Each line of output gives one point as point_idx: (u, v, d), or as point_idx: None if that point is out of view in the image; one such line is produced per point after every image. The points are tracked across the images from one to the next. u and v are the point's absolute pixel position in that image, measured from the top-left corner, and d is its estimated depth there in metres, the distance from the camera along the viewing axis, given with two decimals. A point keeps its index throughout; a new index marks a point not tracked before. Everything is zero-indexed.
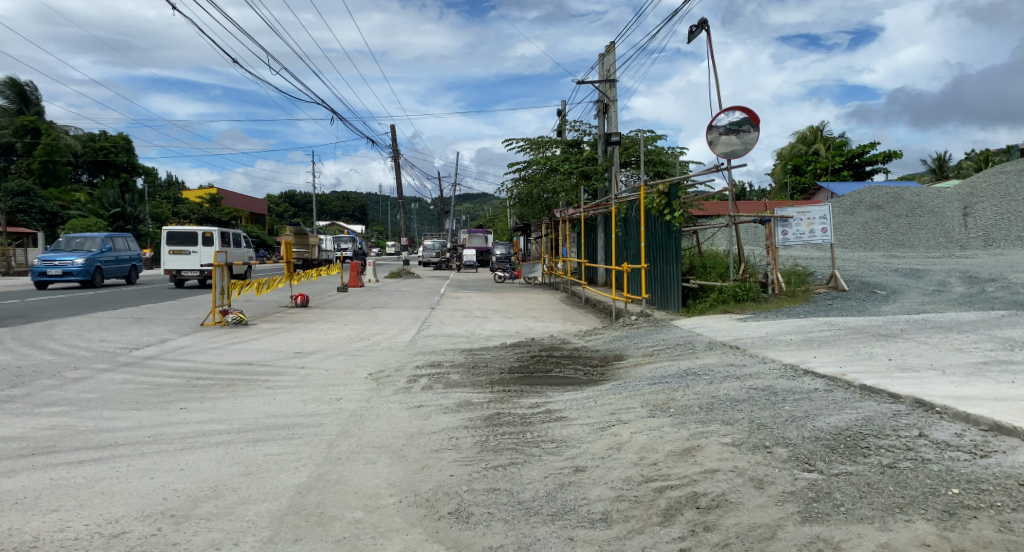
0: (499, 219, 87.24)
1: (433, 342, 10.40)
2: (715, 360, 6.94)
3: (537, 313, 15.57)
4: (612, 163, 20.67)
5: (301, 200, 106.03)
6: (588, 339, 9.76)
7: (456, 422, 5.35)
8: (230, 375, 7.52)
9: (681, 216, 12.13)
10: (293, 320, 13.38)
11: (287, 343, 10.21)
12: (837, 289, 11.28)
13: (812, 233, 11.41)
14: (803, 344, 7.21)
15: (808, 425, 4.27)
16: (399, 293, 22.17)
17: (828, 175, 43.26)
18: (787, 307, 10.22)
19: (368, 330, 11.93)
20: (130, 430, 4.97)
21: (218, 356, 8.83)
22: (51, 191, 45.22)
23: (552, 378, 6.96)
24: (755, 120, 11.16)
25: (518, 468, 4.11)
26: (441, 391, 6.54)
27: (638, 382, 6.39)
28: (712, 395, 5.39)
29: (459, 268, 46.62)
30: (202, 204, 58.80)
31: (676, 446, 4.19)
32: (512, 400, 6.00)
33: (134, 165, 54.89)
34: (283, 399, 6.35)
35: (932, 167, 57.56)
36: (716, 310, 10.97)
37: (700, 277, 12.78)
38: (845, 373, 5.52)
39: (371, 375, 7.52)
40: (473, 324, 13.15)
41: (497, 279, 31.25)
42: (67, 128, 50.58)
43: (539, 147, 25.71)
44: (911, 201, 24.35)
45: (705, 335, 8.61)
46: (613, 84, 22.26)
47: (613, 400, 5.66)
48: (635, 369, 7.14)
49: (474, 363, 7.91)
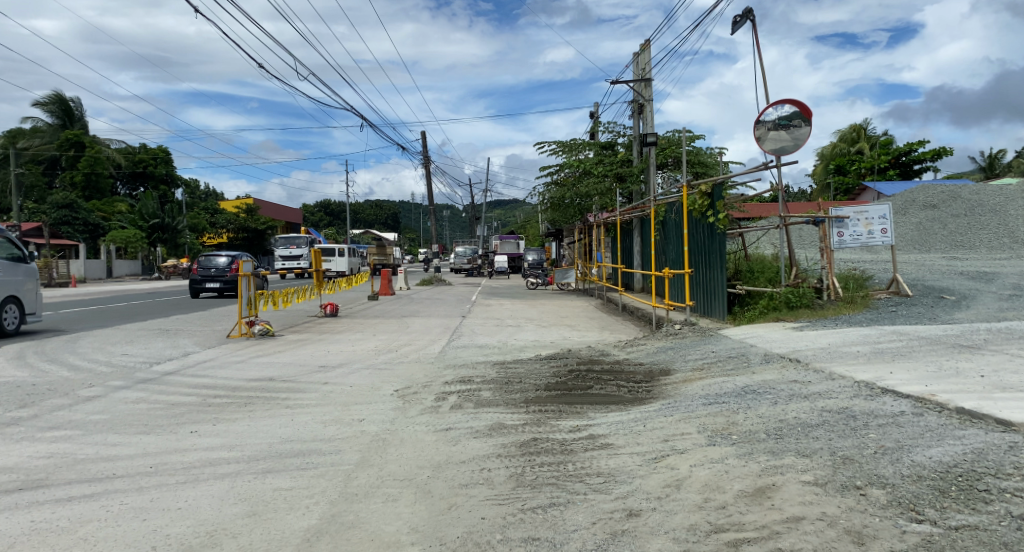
0: (531, 225, 86.52)
1: (463, 354, 9.88)
2: (775, 376, 6.23)
3: (572, 321, 14.92)
4: (648, 165, 19.95)
5: (334, 209, 107.41)
6: (630, 350, 9.09)
7: (487, 449, 4.80)
8: (248, 392, 7.21)
9: (725, 217, 11.45)
10: (320, 331, 13.09)
11: (311, 356, 9.86)
12: (900, 294, 10.32)
13: (871, 235, 10.49)
14: (874, 357, 6.41)
15: (907, 459, 3.51)
16: (430, 301, 21.77)
17: (873, 174, 41.45)
18: (846, 314, 9.37)
19: (397, 342, 11.49)
20: (131, 460, 4.71)
21: (238, 371, 8.54)
22: (94, 203, 46.70)
23: (593, 396, 6.34)
24: (807, 115, 10.38)
25: (559, 511, 3.53)
26: (472, 411, 6.00)
27: (691, 401, 5.73)
28: (780, 419, 4.68)
29: (492, 275, 46.22)
30: (239, 215, 59.94)
31: (746, 486, 3.53)
32: (550, 422, 5.43)
33: (173, 177, 56.26)
34: (301, 419, 5.95)
35: (983, 165, 54.72)
36: (767, 318, 10.19)
37: (748, 282, 11.99)
38: (934, 394, 4.74)
39: (397, 392, 7.05)
40: (506, 333, 12.61)
41: (530, 286, 30.64)
42: (109, 142, 52.18)
43: (572, 150, 25.13)
44: (970, 200, 23.02)
45: (758, 346, 7.85)
46: (649, 83, 21.53)
47: (664, 424, 5.01)
48: (686, 386, 6.46)
49: (507, 379, 7.34)
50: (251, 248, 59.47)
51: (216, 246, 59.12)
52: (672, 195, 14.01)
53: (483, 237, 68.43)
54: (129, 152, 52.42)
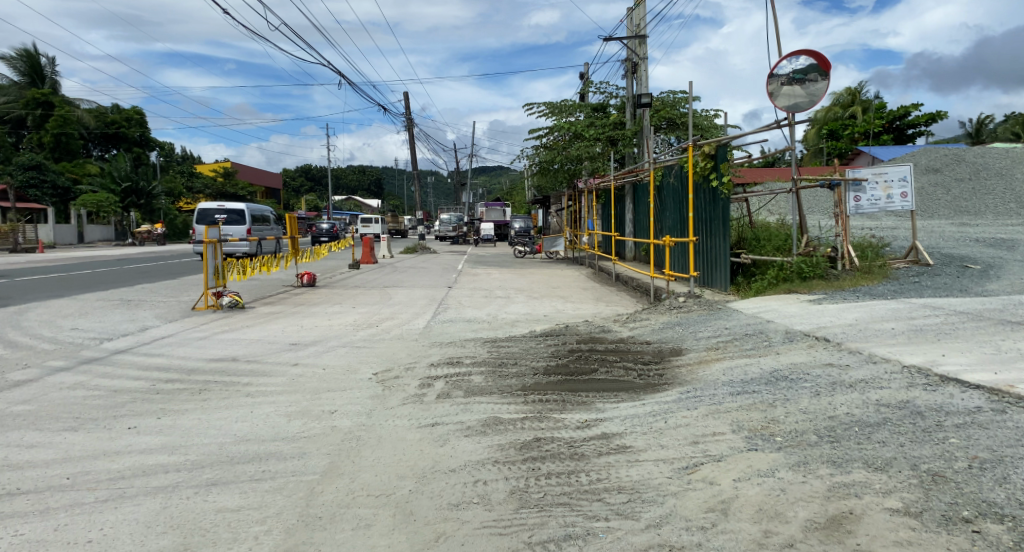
0: (516, 191, 85.08)
1: (450, 330, 9.05)
2: (803, 358, 5.51)
3: (564, 292, 14.12)
4: (642, 127, 19.00)
5: (316, 173, 104.83)
6: (633, 326, 8.32)
7: (480, 453, 4.02)
8: (206, 377, 6.32)
9: (730, 181, 10.67)
10: (295, 303, 12.19)
11: (282, 331, 8.96)
12: (919, 264, 9.60)
13: (889, 200, 9.70)
14: (916, 336, 5.68)
15: (1019, 480, 2.75)
16: (414, 269, 20.82)
17: (866, 139, 40.84)
18: (864, 286, 8.64)
19: (378, 315, 10.62)
20: (47, 467, 3.79)
21: (199, 349, 7.67)
22: (63, 165, 45.03)
23: (600, 382, 5.58)
24: (825, 68, 9.47)
25: (577, 549, 2.74)
26: (461, 401, 5.19)
27: (714, 389, 4.98)
28: (830, 416, 3.93)
29: (478, 242, 45.36)
30: (217, 180, 58.11)
31: (814, 514, 2.77)
32: (553, 417, 4.66)
33: (147, 140, 54.25)
34: (262, 412, 5.10)
35: (970, 131, 54.20)
36: (777, 289, 9.46)
37: (753, 251, 11.27)
38: (1011, 385, 3.98)
39: (375, 377, 6.22)
40: (495, 305, 11.82)
41: (518, 254, 29.76)
42: (79, 102, 49.97)
43: (562, 112, 24.02)
44: (974, 163, 22.69)
45: (777, 323, 7.10)
46: (643, 40, 20.38)
47: (689, 421, 4.25)
48: (704, 370, 5.72)
49: (499, 361, 6.55)
50: None
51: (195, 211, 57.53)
52: (673, 158, 13.16)
53: (468, 203, 66.95)
54: (101, 113, 50.31)
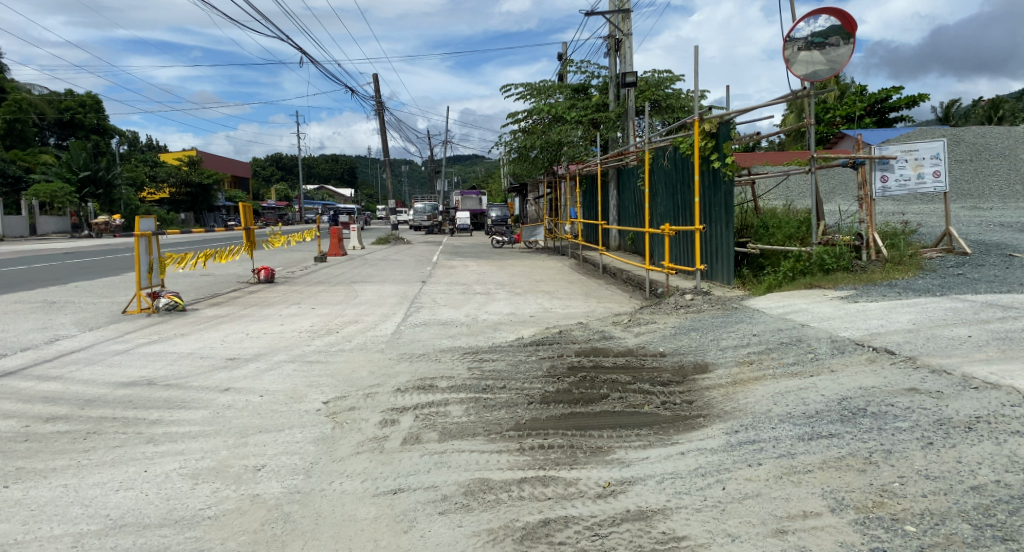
0: (493, 178, 83.96)
1: (423, 337, 7.66)
2: (874, 381, 4.30)
3: (550, 288, 12.78)
4: (626, 108, 17.72)
5: (286, 162, 101.83)
6: (639, 331, 7.05)
7: (463, 549, 2.72)
8: (103, 412, 4.84)
9: (734, 163, 9.45)
10: (246, 304, 10.65)
11: (221, 342, 7.48)
12: (955, 253, 8.51)
13: (920, 180, 8.57)
14: (1009, 348, 4.50)
15: None
16: (385, 262, 19.29)
17: (850, 123, 40.39)
18: (900, 280, 7.52)
19: (339, 318, 9.18)
20: None
21: (111, 369, 6.16)
22: (13, 153, 42.28)
23: (616, 416, 4.30)
24: (851, 30, 8.24)
25: None
26: (433, 449, 3.87)
27: (773, 429, 3.71)
28: (973, 485, 2.68)
29: (454, 231, 43.97)
30: (180, 167, 55.43)
31: None
32: (561, 478, 3.36)
33: (105, 127, 51.39)
34: (158, 471, 3.69)
35: (945, 115, 53.60)
36: (796, 284, 8.30)
37: (760, 240, 10.10)
38: None
39: (324, 410, 4.83)
40: (474, 303, 10.49)
41: (495, 245, 28.25)
42: (28, 86, 46.88)
43: (541, 93, 22.67)
44: (975, 143, 22.11)
45: (816, 328, 5.90)
46: (628, 15, 19.02)
47: (760, 489, 2.99)
48: (745, 396, 4.46)
49: (483, 383, 5.21)
50: (192, 204, 55.90)
51: (157, 201, 54.80)
52: (666, 138, 11.87)
53: (443, 190, 65.18)
54: (54, 98, 47.27)
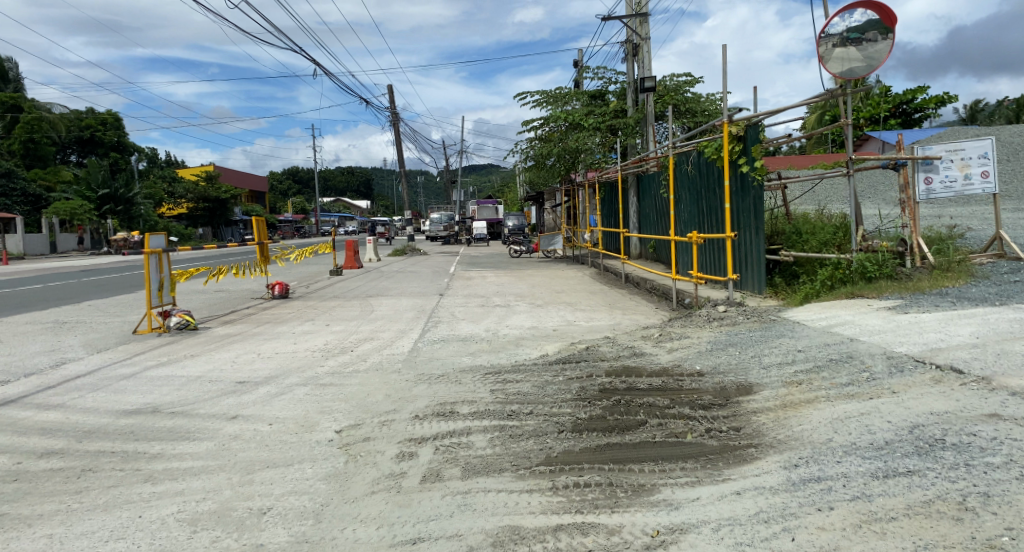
0: (509, 188, 83.80)
1: (442, 355, 7.28)
2: (948, 406, 3.82)
3: (572, 299, 12.33)
4: (645, 114, 17.29)
5: (303, 176, 102.79)
6: (671, 347, 6.60)
7: None
8: (102, 445, 4.53)
9: (763, 166, 8.99)
10: (260, 321, 10.38)
11: (232, 363, 7.18)
12: (1007, 257, 7.96)
13: (967, 180, 8.05)
14: None
15: None
16: (401, 275, 19.00)
17: (873, 125, 39.50)
18: (951, 288, 7.00)
19: (354, 336, 8.84)
20: None
21: (115, 396, 5.87)
22: (35, 172, 43.03)
23: (656, 447, 3.89)
24: (890, 23, 7.78)
25: None
26: (455, 488, 3.47)
27: (839, 465, 3.28)
28: None
29: (472, 242, 43.67)
30: (199, 183, 56.03)
31: None
32: (602, 526, 2.95)
33: (125, 145, 52.19)
34: (150, 518, 3.33)
35: (971, 116, 52.32)
36: (836, 294, 7.81)
37: (793, 247, 9.62)
38: None
39: (337, 441, 4.45)
40: (494, 317, 10.11)
41: (513, 255, 27.89)
42: (51, 106, 47.75)
43: (557, 101, 22.35)
44: (1012, 143, 21.39)
45: (868, 344, 5.42)
46: (645, 19, 18.65)
47: (839, 543, 2.55)
48: (799, 423, 4.01)
49: (507, 408, 4.82)
50: (210, 219, 56.44)
51: (176, 216, 55.38)
52: (689, 143, 11.43)
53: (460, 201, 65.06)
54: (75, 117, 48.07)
